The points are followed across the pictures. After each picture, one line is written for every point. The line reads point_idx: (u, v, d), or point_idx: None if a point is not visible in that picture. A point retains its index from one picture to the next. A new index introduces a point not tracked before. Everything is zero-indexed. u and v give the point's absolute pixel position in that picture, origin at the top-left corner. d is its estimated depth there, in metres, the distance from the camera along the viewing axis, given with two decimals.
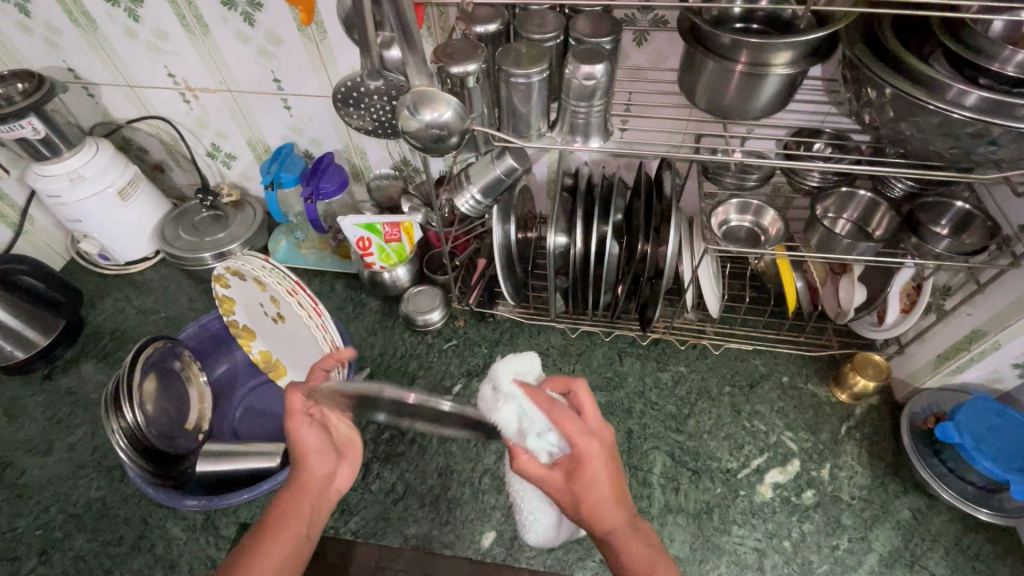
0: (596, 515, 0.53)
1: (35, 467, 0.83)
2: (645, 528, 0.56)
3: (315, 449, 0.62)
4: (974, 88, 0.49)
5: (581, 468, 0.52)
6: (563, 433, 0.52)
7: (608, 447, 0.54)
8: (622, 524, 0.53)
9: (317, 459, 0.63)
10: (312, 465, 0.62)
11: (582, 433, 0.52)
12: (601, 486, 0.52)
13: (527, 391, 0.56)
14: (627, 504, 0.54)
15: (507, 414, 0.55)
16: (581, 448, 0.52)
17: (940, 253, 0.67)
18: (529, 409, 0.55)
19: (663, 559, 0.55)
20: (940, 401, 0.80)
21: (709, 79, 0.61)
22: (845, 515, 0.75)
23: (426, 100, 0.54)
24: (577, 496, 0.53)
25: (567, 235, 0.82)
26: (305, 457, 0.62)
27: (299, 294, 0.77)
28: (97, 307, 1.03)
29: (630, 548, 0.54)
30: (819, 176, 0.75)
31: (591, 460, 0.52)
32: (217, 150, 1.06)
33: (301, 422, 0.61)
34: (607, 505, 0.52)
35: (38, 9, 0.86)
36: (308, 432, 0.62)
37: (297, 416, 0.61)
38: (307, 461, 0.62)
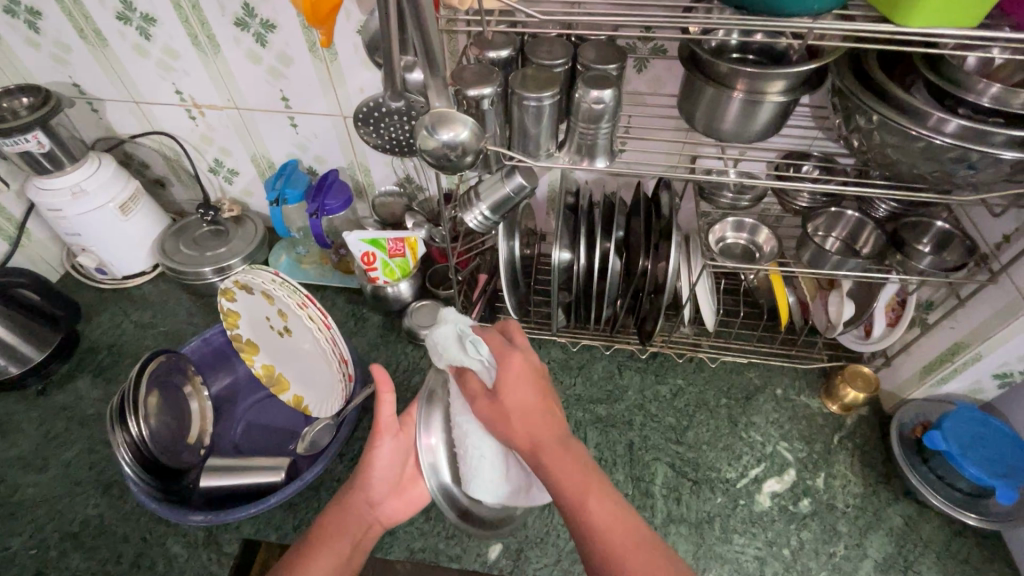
0: (527, 433, 0.55)
1: (29, 485, 0.81)
2: (578, 451, 0.54)
3: (385, 473, 0.67)
4: (953, 116, 0.53)
5: (506, 374, 0.57)
6: (491, 345, 0.59)
7: (529, 363, 0.58)
8: (546, 436, 0.54)
9: (381, 489, 0.67)
10: (376, 492, 0.67)
11: (504, 347, 0.58)
12: (525, 395, 0.56)
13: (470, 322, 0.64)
14: (556, 422, 0.56)
15: (443, 334, 0.62)
16: (504, 356, 0.58)
17: (924, 269, 0.72)
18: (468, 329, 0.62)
19: (600, 486, 0.52)
20: (927, 411, 0.83)
21: (708, 105, 0.65)
22: (841, 523, 0.77)
23: (444, 121, 0.56)
24: (502, 410, 0.56)
25: (571, 252, 0.83)
26: (372, 481, 0.66)
27: (308, 308, 0.79)
28: (93, 321, 1.02)
29: (553, 463, 0.53)
30: (808, 198, 0.81)
31: (512, 366, 0.57)
32: (220, 166, 1.07)
33: (382, 438, 0.66)
34: (531, 417, 0.55)
35: (48, 26, 0.88)
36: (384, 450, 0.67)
37: (383, 431, 0.66)
38: (371, 488, 0.66)
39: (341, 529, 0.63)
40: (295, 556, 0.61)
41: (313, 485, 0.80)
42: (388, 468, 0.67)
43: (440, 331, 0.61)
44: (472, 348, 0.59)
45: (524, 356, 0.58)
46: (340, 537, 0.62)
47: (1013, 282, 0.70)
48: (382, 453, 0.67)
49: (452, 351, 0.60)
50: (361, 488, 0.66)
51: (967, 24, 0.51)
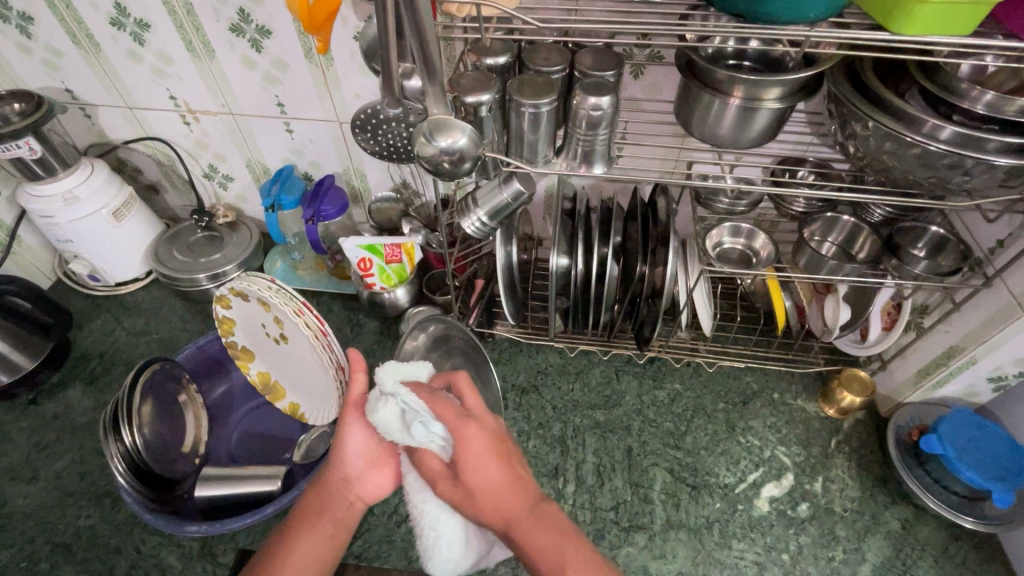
0: (497, 512, 0.53)
1: (20, 496, 0.80)
2: (549, 516, 0.53)
3: (359, 452, 0.63)
4: (947, 123, 0.54)
5: (466, 450, 0.54)
6: (444, 419, 0.55)
7: (488, 430, 0.56)
8: (517, 511, 0.53)
9: (356, 466, 0.63)
10: (353, 468, 0.63)
11: (460, 419, 0.55)
12: (488, 471, 0.54)
13: (412, 389, 0.59)
14: (525, 489, 0.54)
15: (386, 413, 0.56)
16: (461, 430, 0.55)
17: (918, 274, 0.72)
18: (414, 404, 0.57)
19: (577, 553, 0.52)
20: (922, 414, 0.84)
21: (704, 111, 0.65)
22: (839, 527, 0.77)
23: (442, 128, 0.56)
24: (468, 490, 0.54)
25: (568, 257, 0.84)
26: (347, 458, 0.63)
27: (304, 315, 0.78)
28: (86, 329, 1.01)
29: (528, 538, 0.52)
30: (804, 202, 0.82)
31: (470, 442, 0.54)
32: (215, 172, 1.06)
33: (350, 419, 0.62)
34: (498, 493, 0.53)
35: (40, 31, 0.87)
36: (354, 430, 0.62)
37: (351, 409, 0.63)
38: (345, 466, 0.63)
39: (317, 510, 0.62)
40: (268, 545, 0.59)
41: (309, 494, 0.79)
42: (363, 445, 0.63)
43: (382, 413, 0.56)
44: (422, 431, 0.55)
45: (482, 425, 0.55)
46: (313, 521, 0.61)
47: (1007, 287, 0.70)
48: (353, 433, 0.62)
49: (397, 434, 0.56)
50: (337, 465, 0.63)
51: (960, 32, 0.52)
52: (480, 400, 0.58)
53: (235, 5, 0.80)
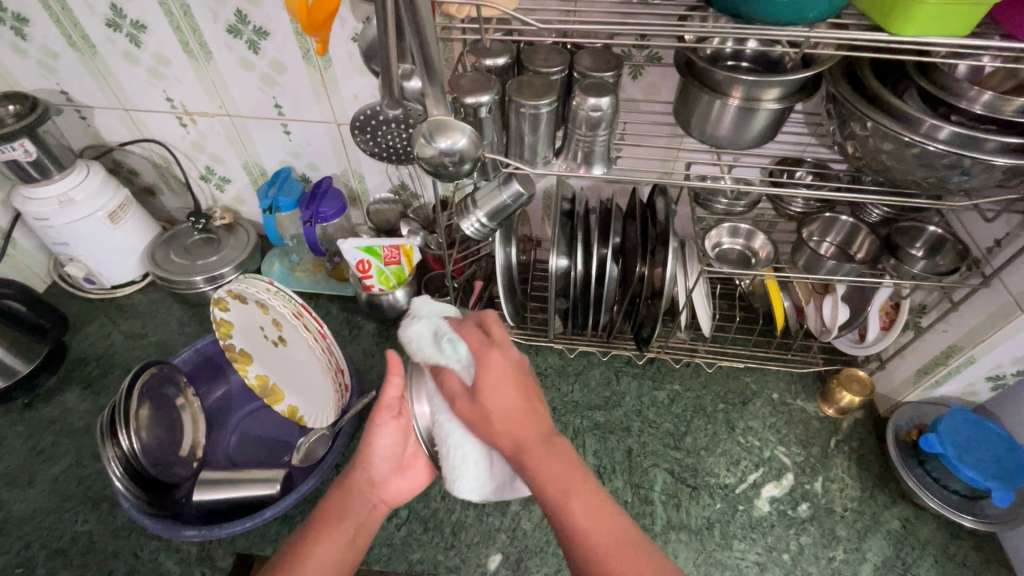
0: (508, 430, 0.54)
1: (16, 501, 0.79)
2: (557, 445, 0.54)
3: (386, 456, 0.63)
4: (945, 123, 0.54)
5: (487, 373, 0.56)
6: (470, 344, 0.58)
7: (510, 360, 0.58)
8: (526, 436, 0.54)
9: (382, 468, 0.64)
10: (377, 472, 0.63)
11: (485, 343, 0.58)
12: (502, 395, 0.55)
13: (448, 320, 0.62)
14: (537, 417, 0.55)
15: (419, 333, 0.60)
16: (484, 355, 0.57)
17: (917, 273, 0.72)
18: (443, 327, 0.60)
19: (580, 480, 0.52)
20: (921, 414, 0.84)
21: (703, 111, 0.65)
22: (840, 527, 0.77)
23: (442, 129, 0.56)
24: (483, 412, 0.55)
25: (568, 258, 0.84)
26: (373, 461, 0.63)
27: (303, 317, 0.78)
28: (82, 332, 1.00)
29: (535, 463, 0.52)
30: (801, 203, 0.82)
31: (491, 365, 0.56)
32: (212, 174, 1.06)
33: (381, 422, 0.63)
34: (511, 415, 0.55)
35: (35, 32, 0.86)
36: (383, 435, 0.63)
37: (383, 412, 0.63)
38: (372, 468, 0.63)
39: (342, 513, 0.60)
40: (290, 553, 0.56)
41: (309, 496, 0.79)
42: (391, 448, 0.63)
43: (416, 327, 0.60)
44: (449, 347, 0.58)
45: (505, 355, 0.57)
46: (338, 525, 0.59)
47: (1006, 286, 0.71)
48: (383, 437, 0.63)
49: (425, 347, 0.59)
50: (363, 467, 0.63)
51: (958, 33, 0.52)
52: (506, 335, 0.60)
53: (232, 7, 0.79)
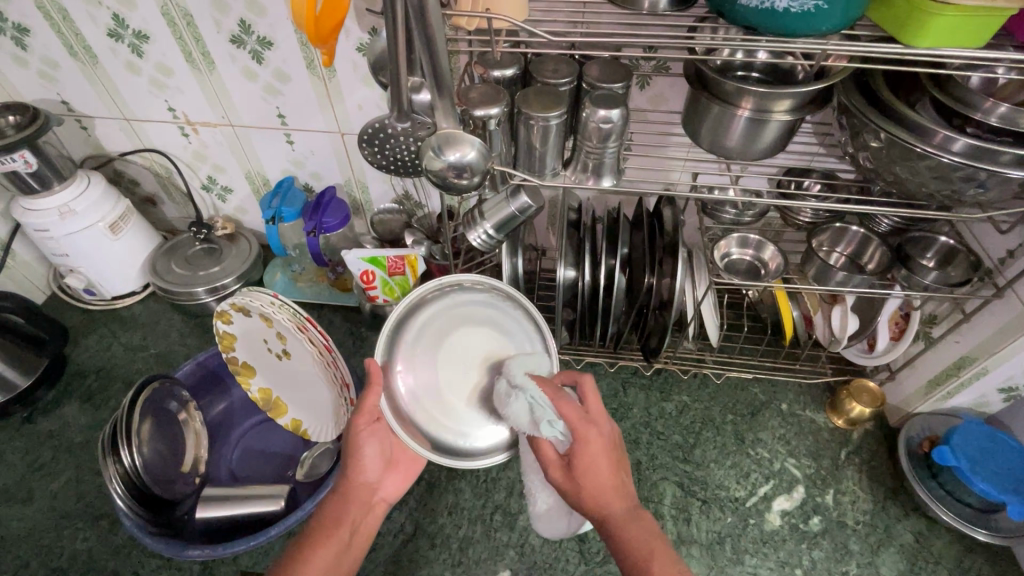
0: (599, 507, 0.54)
1: (14, 519, 0.78)
2: (642, 516, 0.54)
3: (375, 457, 0.65)
4: (960, 135, 0.53)
5: (585, 454, 0.54)
6: (570, 422, 0.56)
7: (607, 438, 0.56)
8: (617, 511, 0.54)
9: (374, 468, 0.65)
10: (368, 475, 0.65)
11: (585, 422, 0.56)
12: (601, 473, 0.54)
13: (539, 384, 0.60)
14: (626, 490, 0.55)
15: (517, 407, 0.59)
16: (583, 432, 0.55)
17: (928, 284, 0.72)
18: (539, 400, 0.58)
19: (663, 549, 0.53)
20: (933, 425, 0.84)
21: (713, 122, 0.64)
22: (852, 541, 0.76)
23: (451, 142, 0.55)
24: (574, 484, 0.55)
25: (576, 269, 0.83)
26: (365, 465, 0.64)
27: (308, 331, 0.77)
28: (81, 345, 0.99)
29: (623, 537, 0.53)
30: (811, 213, 0.80)
31: (591, 445, 0.55)
32: (213, 183, 1.05)
33: (364, 432, 0.63)
34: (604, 492, 0.54)
35: (36, 42, 0.85)
36: (369, 443, 0.63)
37: (363, 424, 0.62)
38: (364, 472, 0.64)
39: (337, 520, 0.61)
40: (283, 563, 0.57)
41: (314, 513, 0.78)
42: (379, 451, 0.65)
43: (516, 406, 0.59)
44: (547, 427, 0.57)
45: (602, 433, 0.56)
46: (335, 532, 0.60)
47: (1019, 297, 0.70)
48: (369, 443, 0.64)
49: (520, 419, 0.59)
50: (355, 473, 0.64)
51: (972, 46, 0.52)
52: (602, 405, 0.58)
53: (236, 16, 0.78)
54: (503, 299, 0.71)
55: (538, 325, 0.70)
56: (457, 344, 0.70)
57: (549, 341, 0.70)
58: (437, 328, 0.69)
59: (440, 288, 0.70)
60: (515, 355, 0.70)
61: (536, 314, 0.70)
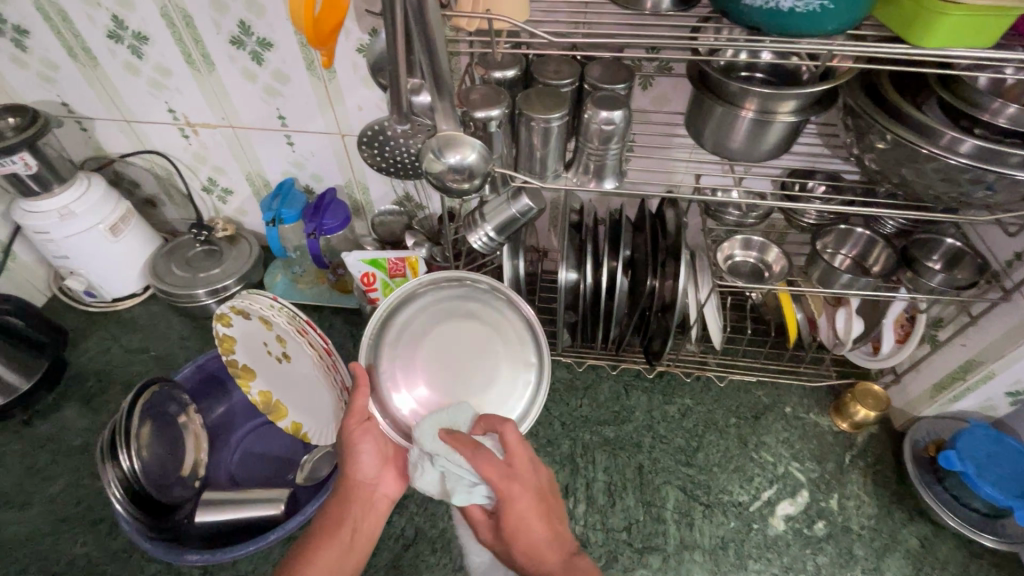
0: (535, 566, 0.54)
1: (13, 522, 0.78)
2: (582, 566, 0.54)
3: (372, 458, 0.63)
4: (967, 136, 0.52)
5: (509, 512, 0.54)
6: (489, 480, 0.55)
7: (531, 488, 0.57)
8: (552, 565, 0.53)
9: (371, 470, 0.63)
10: (365, 473, 0.63)
11: (506, 476, 0.55)
12: (530, 529, 0.54)
13: (451, 443, 0.58)
14: (559, 541, 0.55)
15: (431, 477, 0.58)
16: (505, 489, 0.55)
17: (934, 286, 0.71)
18: (452, 463, 0.57)
19: None
20: (939, 430, 0.83)
21: (717, 123, 0.64)
22: (857, 546, 0.75)
23: (450, 144, 0.54)
24: (504, 543, 0.55)
25: (577, 271, 0.82)
26: (362, 466, 0.62)
27: (308, 334, 0.75)
28: (82, 347, 0.98)
29: None
30: (816, 215, 0.79)
31: (514, 502, 0.54)
32: (214, 185, 1.04)
33: (355, 434, 0.61)
34: (537, 548, 0.54)
35: (35, 44, 0.85)
36: (363, 444, 0.61)
37: (354, 424, 0.62)
38: (361, 473, 0.62)
39: (336, 523, 0.60)
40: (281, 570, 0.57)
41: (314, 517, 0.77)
42: (374, 449, 0.63)
43: (423, 479, 0.58)
44: (467, 488, 0.56)
45: (525, 484, 0.56)
46: (334, 535, 0.59)
47: None
48: (362, 445, 0.62)
49: (434, 485, 0.58)
50: (352, 473, 0.62)
51: (981, 45, 0.51)
52: (525, 450, 0.58)
53: (235, 17, 0.78)
54: (488, 291, 0.73)
55: (526, 319, 0.72)
56: (444, 338, 0.72)
57: (535, 328, 0.72)
58: (423, 326, 0.72)
59: (424, 286, 0.72)
60: (502, 349, 0.72)
61: (521, 302, 0.72)
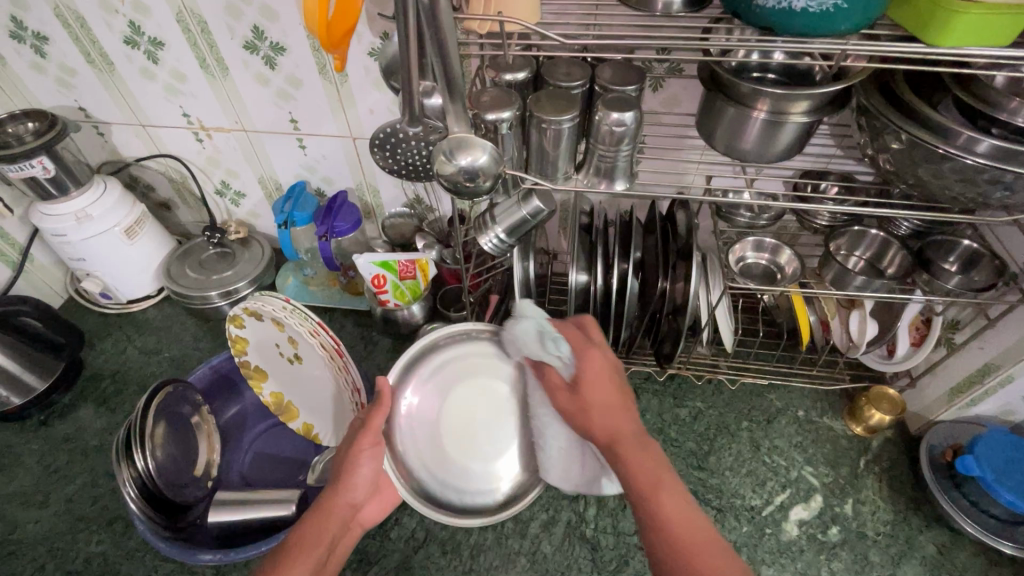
0: (603, 425, 0.56)
1: (30, 521, 0.79)
2: (653, 445, 0.54)
3: (367, 481, 0.62)
4: (984, 136, 0.52)
5: (585, 369, 0.59)
6: (571, 342, 0.61)
7: (610, 363, 0.60)
8: (623, 429, 0.55)
9: (363, 493, 0.62)
10: (357, 494, 0.62)
11: (585, 343, 0.61)
12: (603, 390, 0.57)
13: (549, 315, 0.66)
14: (631, 414, 0.56)
15: (527, 331, 0.65)
16: (583, 352, 0.60)
17: (951, 288, 0.70)
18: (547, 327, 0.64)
19: (668, 478, 0.51)
20: (956, 434, 0.81)
21: (728, 124, 0.63)
22: (873, 552, 0.74)
23: (462, 146, 0.54)
24: (583, 403, 0.58)
25: (587, 273, 0.82)
26: (357, 487, 0.61)
27: (320, 335, 0.76)
28: (97, 349, 1.00)
29: (629, 453, 0.53)
30: (828, 217, 0.79)
31: (590, 363, 0.59)
32: (227, 188, 1.05)
33: (368, 452, 0.61)
34: (607, 409, 0.56)
35: (54, 50, 0.87)
36: (368, 465, 0.61)
37: (367, 443, 0.61)
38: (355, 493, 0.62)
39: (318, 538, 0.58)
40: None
41: None
42: (374, 472, 0.62)
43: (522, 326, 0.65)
44: (552, 345, 0.62)
45: (604, 355, 0.60)
46: (313, 551, 0.57)
47: None
48: (368, 465, 0.61)
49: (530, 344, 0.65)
50: (345, 492, 0.61)
51: (998, 44, 0.50)
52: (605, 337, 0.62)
53: (249, 23, 0.79)
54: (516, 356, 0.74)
55: None
56: (466, 395, 0.73)
57: None
58: (453, 374, 0.73)
59: (460, 334, 0.74)
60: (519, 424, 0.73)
61: None
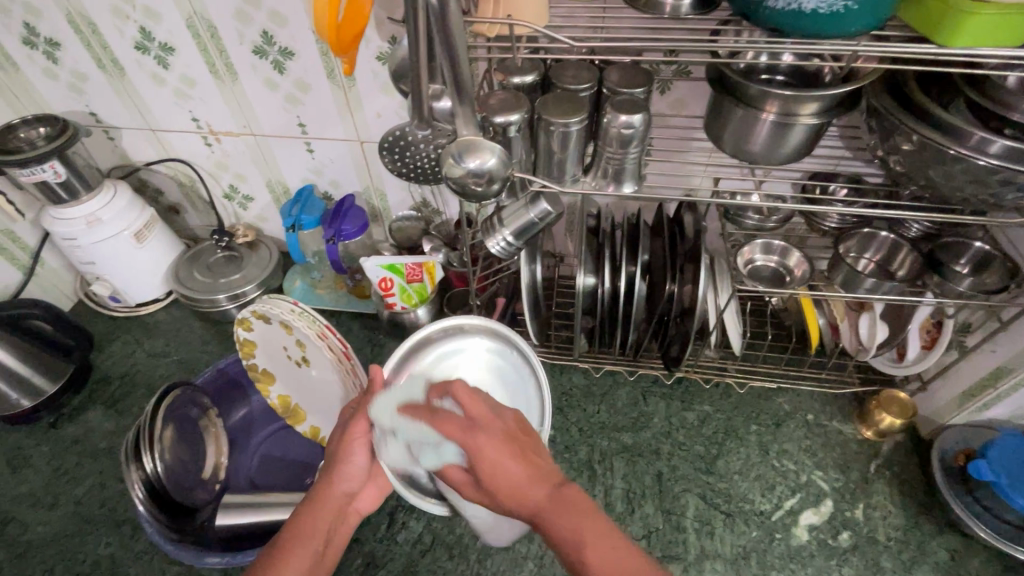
0: (517, 509, 0.47)
1: (39, 523, 0.79)
2: (577, 496, 0.46)
3: (361, 469, 0.61)
4: (997, 136, 0.51)
5: (476, 462, 0.47)
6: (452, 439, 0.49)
7: (499, 432, 0.49)
8: (539, 500, 0.46)
9: (356, 482, 0.61)
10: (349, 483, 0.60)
11: (464, 429, 0.49)
12: (505, 472, 0.47)
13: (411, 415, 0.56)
14: (540, 471, 0.47)
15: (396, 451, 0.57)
16: (468, 441, 0.48)
17: (962, 291, 0.69)
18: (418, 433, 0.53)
19: (600, 524, 0.45)
20: (970, 438, 0.79)
21: (737, 125, 0.63)
22: (884, 558, 0.73)
23: (470, 149, 0.54)
24: (489, 493, 0.47)
25: (595, 276, 0.81)
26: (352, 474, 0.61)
27: (328, 338, 0.76)
28: (106, 351, 1.00)
29: (557, 526, 0.45)
30: (837, 219, 0.78)
31: (480, 452, 0.47)
32: (235, 192, 1.06)
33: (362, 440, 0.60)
34: (516, 493, 0.46)
35: (65, 56, 0.88)
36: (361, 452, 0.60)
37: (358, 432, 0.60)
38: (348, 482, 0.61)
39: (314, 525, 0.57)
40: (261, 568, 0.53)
41: None
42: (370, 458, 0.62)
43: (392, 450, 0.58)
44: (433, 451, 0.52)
45: (489, 430, 0.49)
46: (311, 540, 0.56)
47: None
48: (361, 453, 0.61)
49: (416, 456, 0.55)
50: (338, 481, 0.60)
51: (1011, 44, 0.50)
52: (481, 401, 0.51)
53: (259, 28, 0.80)
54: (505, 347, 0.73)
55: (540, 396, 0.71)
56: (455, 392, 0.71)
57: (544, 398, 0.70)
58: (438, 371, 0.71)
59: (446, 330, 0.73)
60: None
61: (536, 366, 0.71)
